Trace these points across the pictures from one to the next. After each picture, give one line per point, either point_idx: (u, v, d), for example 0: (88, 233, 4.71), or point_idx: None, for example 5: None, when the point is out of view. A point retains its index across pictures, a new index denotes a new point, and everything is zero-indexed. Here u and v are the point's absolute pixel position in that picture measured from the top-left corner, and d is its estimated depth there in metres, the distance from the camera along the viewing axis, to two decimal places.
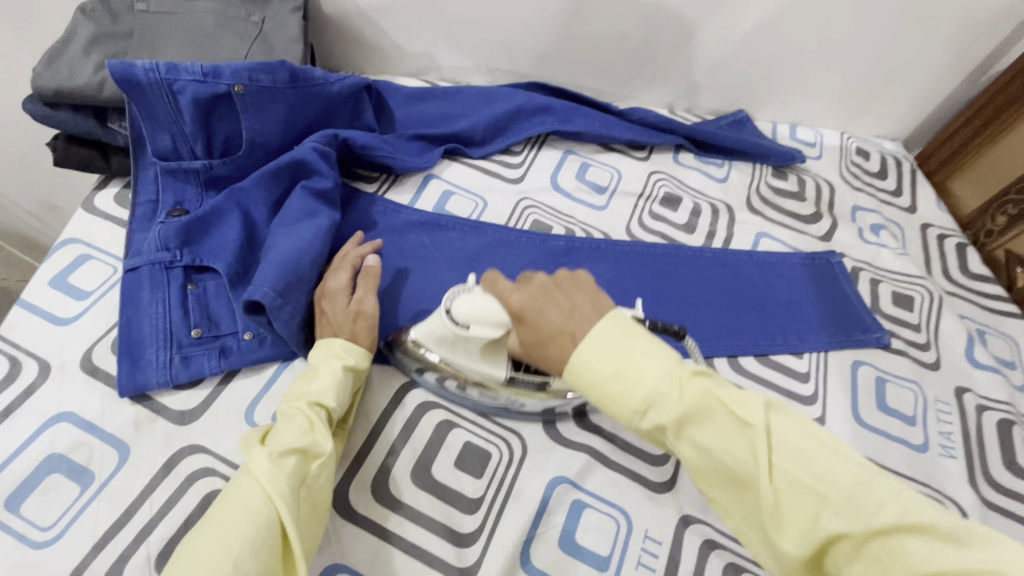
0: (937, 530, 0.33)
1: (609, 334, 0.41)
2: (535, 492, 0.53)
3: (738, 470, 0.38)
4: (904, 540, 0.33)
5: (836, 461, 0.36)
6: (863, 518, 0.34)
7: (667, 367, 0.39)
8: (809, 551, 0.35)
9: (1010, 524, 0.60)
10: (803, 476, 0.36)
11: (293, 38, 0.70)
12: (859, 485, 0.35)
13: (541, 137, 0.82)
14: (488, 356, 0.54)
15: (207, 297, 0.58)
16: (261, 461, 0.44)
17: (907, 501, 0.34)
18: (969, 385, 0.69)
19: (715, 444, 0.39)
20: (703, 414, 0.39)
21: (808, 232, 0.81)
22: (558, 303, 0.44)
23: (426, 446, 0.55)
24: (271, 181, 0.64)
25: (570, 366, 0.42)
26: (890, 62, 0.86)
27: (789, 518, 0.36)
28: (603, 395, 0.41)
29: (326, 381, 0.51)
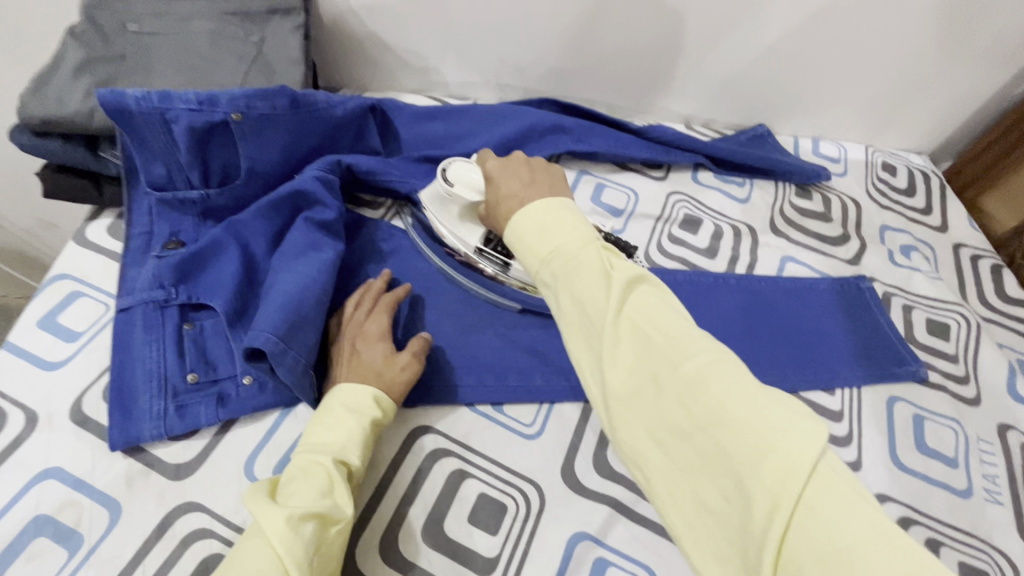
0: (744, 383, 0.34)
1: (549, 196, 0.43)
2: (555, 551, 0.50)
3: (588, 313, 0.37)
4: (713, 386, 0.34)
5: (679, 321, 0.37)
6: (683, 365, 0.35)
7: (581, 232, 0.41)
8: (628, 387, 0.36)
9: None
10: (647, 326, 0.36)
11: (295, 60, 0.66)
12: (691, 340, 0.36)
13: (554, 157, 0.78)
14: (467, 221, 0.63)
15: (204, 338, 0.55)
16: (279, 524, 0.40)
17: (728, 360, 0.35)
18: (1012, 422, 0.65)
19: (581, 291, 0.38)
20: (580, 264, 0.39)
21: (835, 255, 0.77)
22: (520, 174, 0.48)
23: (437, 499, 0.52)
24: (271, 212, 0.60)
25: (509, 221, 0.44)
26: (920, 73, 0.82)
27: (620, 358, 0.36)
28: (519, 246, 0.42)
29: (351, 435, 0.48)
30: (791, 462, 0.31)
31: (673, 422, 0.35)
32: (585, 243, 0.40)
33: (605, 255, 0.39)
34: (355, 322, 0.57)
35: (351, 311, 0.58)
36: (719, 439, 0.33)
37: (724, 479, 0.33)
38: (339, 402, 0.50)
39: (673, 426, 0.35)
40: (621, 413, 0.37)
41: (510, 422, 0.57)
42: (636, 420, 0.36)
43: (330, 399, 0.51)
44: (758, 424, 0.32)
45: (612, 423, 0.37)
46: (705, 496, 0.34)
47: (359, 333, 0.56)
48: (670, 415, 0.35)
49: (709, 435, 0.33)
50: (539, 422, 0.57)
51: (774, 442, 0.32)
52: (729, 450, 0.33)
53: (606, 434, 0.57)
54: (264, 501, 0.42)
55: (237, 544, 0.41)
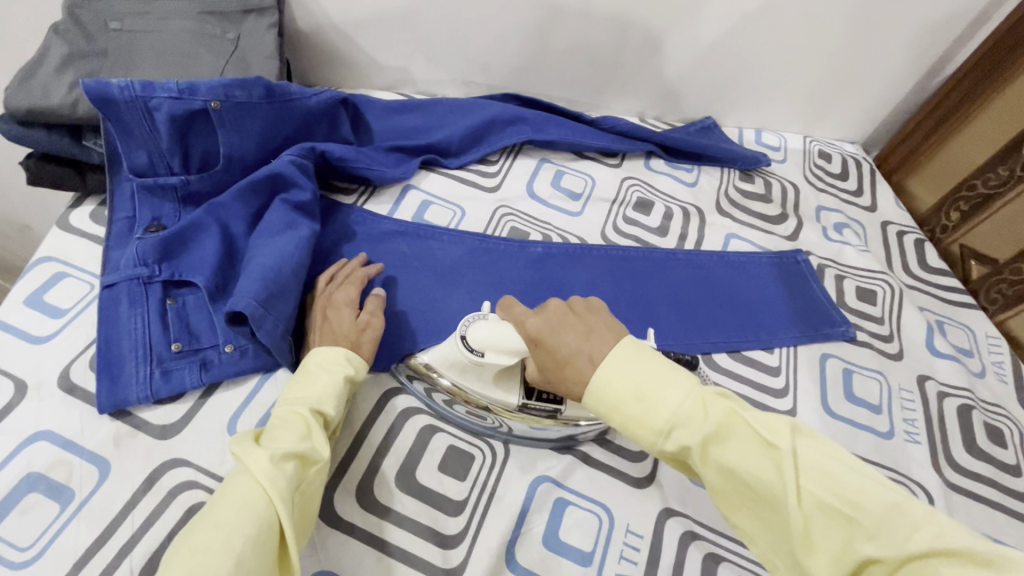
0: (967, 552, 0.33)
1: (620, 351, 0.44)
2: (519, 492, 0.55)
3: (765, 492, 0.39)
4: (937, 566, 0.34)
5: (866, 485, 0.37)
6: (897, 544, 0.35)
7: (692, 389, 0.42)
8: (842, 573, 0.37)
9: (973, 505, 0.63)
10: (838, 502, 0.37)
11: (269, 55, 0.71)
12: (887, 507, 0.36)
13: (517, 146, 0.85)
14: (502, 379, 0.55)
15: (187, 311, 0.58)
16: (264, 462, 0.44)
17: (946, 527, 0.35)
18: (930, 373, 0.72)
19: (742, 465, 0.40)
20: (734, 438, 0.40)
21: (775, 233, 0.85)
22: (575, 325, 0.47)
23: (409, 451, 0.56)
24: (249, 196, 0.64)
25: (592, 387, 0.43)
26: (847, 68, 0.90)
27: (821, 546, 0.37)
28: (628, 418, 0.42)
29: (328, 389, 0.52)
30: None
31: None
32: (709, 411, 0.41)
33: (753, 422, 0.40)
34: (323, 294, 0.61)
35: (320, 283, 0.63)
36: None
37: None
38: (308, 362, 0.54)
39: None
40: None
41: None
42: None
43: (304, 359, 0.55)
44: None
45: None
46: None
47: (327, 305, 0.60)
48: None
49: None
50: None
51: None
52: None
53: None
54: (247, 445, 0.46)
55: (223, 484, 0.45)
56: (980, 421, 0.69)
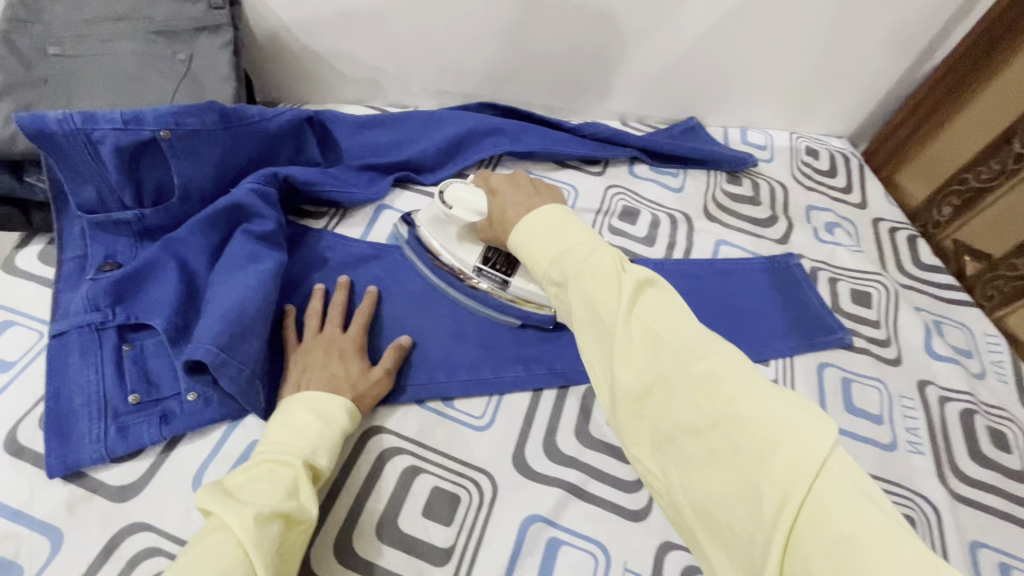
0: (756, 382, 0.34)
1: (556, 208, 0.50)
2: (508, 535, 0.51)
3: (603, 313, 0.40)
4: (725, 388, 0.34)
5: (691, 326, 0.38)
6: (694, 363, 0.36)
7: (588, 241, 0.45)
8: (639, 384, 0.37)
9: (981, 517, 0.60)
10: (657, 327, 0.38)
11: (225, 75, 0.67)
12: (703, 342, 0.37)
13: (494, 158, 0.81)
14: (465, 242, 0.66)
15: (146, 358, 0.54)
16: (249, 522, 0.39)
17: (744, 364, 0.35)
18: (931, 378, 0.70)
19: (592, 291, 0.41)
20: (595, 270, 0.42)
21: (765, 236, 0.82)
22: (528, 188, 0.56)
23: (391, 497, 0.52)
24: (208, 228, 0.60)
25: (516, 228, 0.51)
26: (831, 62, 0.87)
27: (631, 357, 0.38)
28: (532, 250, 0.48)
29: (323, 439, 0.49)
30: (799, 457, 0.31)
31: (679, 417, 0.35)
32: (595, 248, 0.44)
33: (620, 263, 0.42)
34: (325, 338, 0.58)
35: (317, 327, 0.59)
36: (731, 437, 0.33)
37: (731, 476, 0.33)
38: (306, 407, 0.50)
39: (682, 426, 0.35)
40: (635, 411, 0.38)
41: (462, 417, 0.58)
42: (649, 421, 0.37)
43: (300, 405, 0.51)
44: (765, 422, 0.32)
45: (625, 422, 0.39)
46: (709, 495, 0.34)
47: (335, 347, 0.57)
48: (681, 414, 0.35)
49: (720, 433, 0.33)
50: (489, 414, 0.59)
51: (785, 438, 0.31)
52: (737, 444, 0.33)
53: (555, 421, 0.59)
54: (226, 501, 0.41)
55: (188, 543, 0.38)
56: (984, 426, 0.66)
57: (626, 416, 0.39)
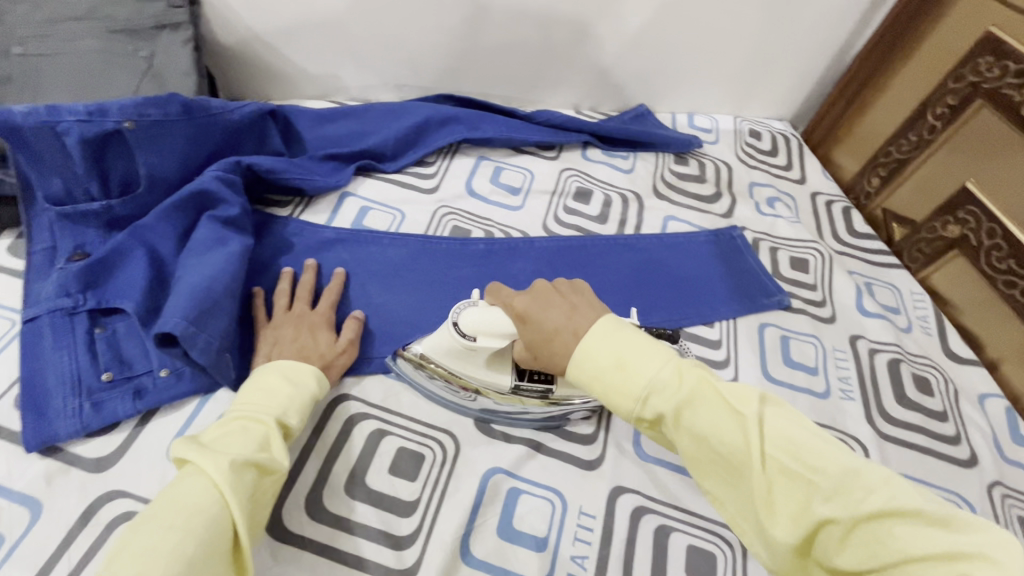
0: (922, 512, 0.35)
1: (603, 321, 0.47)
2: (470, 486, 0.55)
3: (732, 456, 0.41)
4: (893, 526, 0.36)
5: (831, 454, 0.39)
6: (853, 504, 0.37)
7: (673, 362, 0.44)
8: (798, 535, 0.38)
9: (906, 452, 0.66)
10: (798, 466, 0.39)
11: (186, 70, 0.70)
12: (845, 471, 0.38)
13: (452, 146, 0.85)
14: (494, 365, 0.59)
15: (118, 339, 0.57)
16: (222, 468, 0.42)
17: (900, 489, 0.37)
18: (861, 332, 0.76)
19: (711, 430, 0.42)
20: (704, 405, 0.43)
21: (711, 212, 0.87)
22: (561, 305, 0.50)
23: (359, 458, 0.56)
24: (175, 215, 0.63)
25: (575, 357, 0.46)
26: (766, 49, 0.94)
27: (781, 508, 0.39)
28: (608, 385, 0.45)
29: (293, 400, 0.52)
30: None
31: (854, 563, 0.37)
32: (684, 379, 0.44)
33: (724, 392, 0.43)
34: (294, 316, 0.61)
35: (285, 306, 0.62)
36: None
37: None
38: (278, 371, 0.54)
39: (854, 570, 0.37)
40: (796, 557, 0.39)
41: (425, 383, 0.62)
42: (815, 562, 0.39)
43: (270, 373, 0.54)
44: (952, 560, 0.34)
45: (791, 569, 0.40)
46: None
47: (305, 322, 0.61)
48: (851, 558, 0.37)
49: (901, 575, 0.35)
50: None
51: (978, 571, 0.33)
52: None
53: None
54: (201, 449, 0.44)
55: (169, 487, 0.42)
56: (909, 373, 0.72)
57: (791, 563, 0.40)
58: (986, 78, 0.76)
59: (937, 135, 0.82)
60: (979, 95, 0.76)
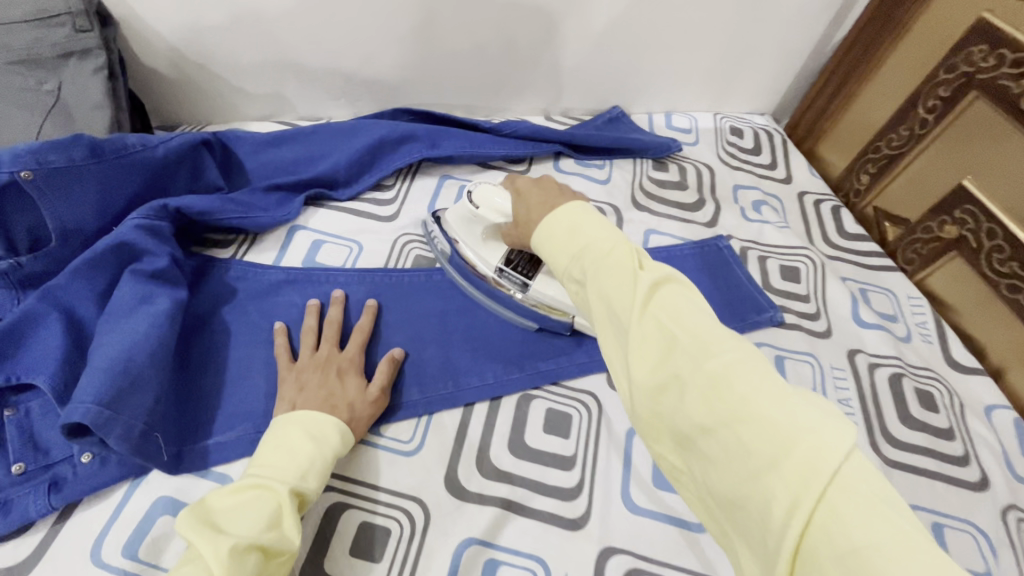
0: (770, 380, 0.32)
1: (579, 203, 0.44)
2: (442, 563, 0.49)
3: (615, 303, 0.37)
4: (738, 385, 0.32)
5: (710, 325, 0.35)
6: (706, 362, 0.33)
7: (612, 234, 0.41)
8: (651, 383, 0.35)
9: (914, 479, 0.61)
10: (671, 323, 0.35)
11: (98, 103, 0.62)
12: (716, 337, 0.35)
13: (412, 166, 0.78)
14: (490, 243, 0.66)
15: (31, 422, 0.50)
16: (223, 556, 0.38)
17: (758, 362, 0.33)
18: (860, 346, 0.71)
19: (608, 283, 0.38)
20: (610, 261, 0.39)
21: (694, 220, 0.82)
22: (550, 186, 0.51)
23: (317, 537, 0.50)
24: (92, 272, 0.55)
25: (538, 228, 0.45)
26: (744, 43, 0.88)
27: (644, 354, 0.35)
28: (553, 244, 0.44)
29: (309, 464, 0.47)
30: (814, 459, 0.29)
31: (689, 414, 0.33)
32: (614, 242, 0.40)
33: (635, 254, 0.39)
34: (318, 359, 0.57)
35: (311, 348, 0.58)
36: (741, 436, 0.31)
37: (744, 478, 0.31)
38: (300, 427, 0.49)
39: (693, 425, 0.33)
40: (645, 410, 0.36)
41: (388, 443, 0.56)
42: (660, 418, 0.35)
43: (293, 422, 0.49)
44: (781, 427, 0.30)
45: (640, 421, 0.37)
46: (724, 494, 0.32)
47: (332, 366, 0.56)
48: (693, 414, 0.33)
49: (730, 432, 0.32)
50: (418, 437, 0.57)
51: (800, 439, 0.30)
52: (749, 446, 0.31)
53: (487, 436, 0.58)
54: (204, 530, 0.39)
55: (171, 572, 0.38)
56: (912, 388, 0.68)
57: (639, 414, 0.36)
58: (980, 68, 0.70)
59: (929, 130, 0.76)
60: (973, 86, 0.71)
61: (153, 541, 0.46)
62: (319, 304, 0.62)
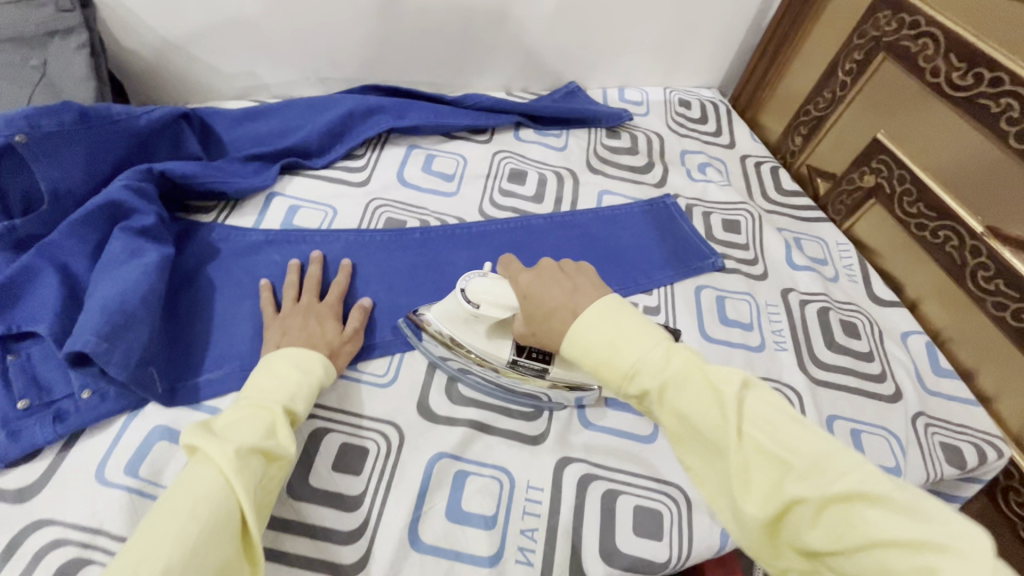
0: (895, 498, 0.34)
1: (600, 301, 0.46)
2: (416, 473, 0.55)
3: (709, 433, 0.40)
4: (863, 511, 0.34)
5: (810, 440, 0.38)
6: (826, 485, 0.35)
7: (663, 342, 0.44)
8: (771, 513, 0.37)
9: (837, 395, 0.69)
10: (775, 447, 0.38)
11: (82, 77, 0.66)
12: (821, 454, 0.37)
13: (381, 137, 0.84)
14: (495, 336, 0.61)
15: (33, 364, 0.54)
16: (230, 454, 0.41)
17: (873, 476, 0.35)
18: (793, 285, 0.79)
19: (690, 408, 0.41)
20: (686, 381, 0.41)
21: (644, 182, 0.89)
22: (562, 283, 0.51)
23: (302, 457, 0.55)
24: (84, 230, 0.60)
25: (568, 333, 0.46)
26: (687, 19, 0.95)
27: (756, 484, 0.38)
28: (593, 357, 0.45)
29: (295, 387, 0.51)
30: None
31: (817, 543, 0.36)
32: (676, 355, 0.43)
33: (707, 370, 0.42)
34: (300, 307, 0.62)
35: (293, 299, 0.63)
36: (882, 561, 0.33)
37: None
38: (288, 360, 0.53)
39: (822, 552, 0.36)
40: (766, 535, 0.38)
41: (366, 377, 0.62)
42: (785, 542, 0.38)
43: (277, 357, 0.54)
44: (922, 552, 0.32)
45: (762, 546, 0.39)
46: None
47: (313, 312, 0.61)
48: (818, 540, 0.36)
49: (868, 557, 0.34)
50: (392, 371, 0.63)
51: (944, 564, 0.31)
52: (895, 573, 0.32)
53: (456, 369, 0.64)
54: (209, 435, 0.43)
55: (179, 475, 0.41)
56: (837, 319, 0.76)
57: (761, 541, 0.39)
58: (886, 32, 0.78)
59: (849, 91, 0.84)
60: (881, 48, 0.79)
61: (152, 462, 0.51)
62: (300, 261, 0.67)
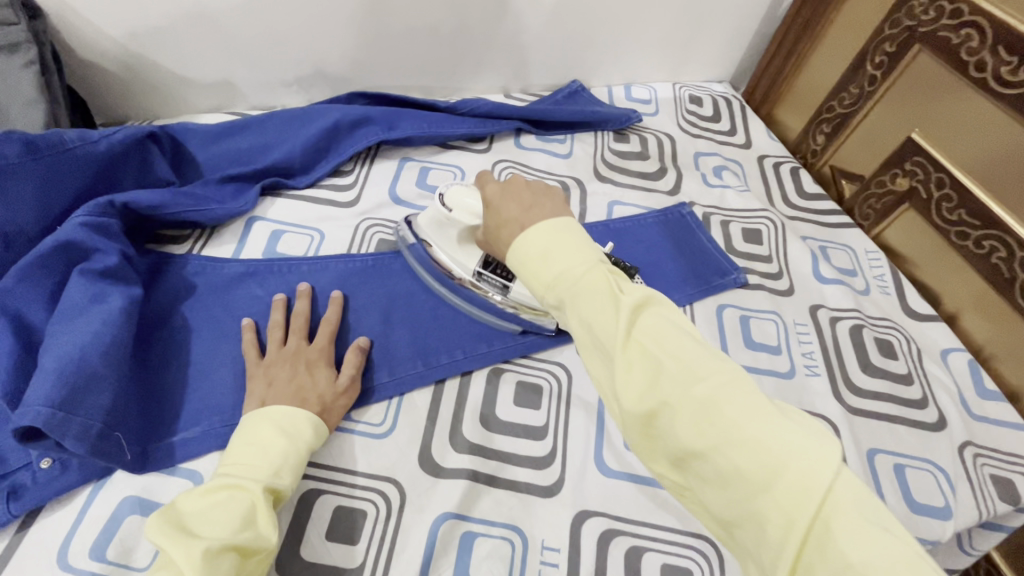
0: (755, 402, 0.33)
1: (557, 220, 0.41)
2: (419, 539, 0.50)
3: (602, 336, 0.36)
4: (725, 408, 0.33)
5: (693, 347, 0.35)
6: (697, 388, 0.33)
7: (588, 256, 0.39)
8: (642, 411, 0.34)
9: (876, 425, 0.63)
10: (656, 349, 0.35)
11: (30, 98, 0.59)
12: (701, 361, 0.35)
13: (371, 150, 0.77)
14: (465, 245, 0.65)
15: None
16: (196, 559, 0.37)
17: (740, 383, 0.34)
18: (821, 301, 0.73)
19: (589, 312, 0.36)
20: (589, 287, 0.37)
21: (657, 189, 0.82)
22: (523, 198, 0.45)
23: (292, 524, 0.49)
24: (37, 274, 0.53)
25: (512, 244, 0.41)
26: (697, 9, 0.88)
27: (633, 382, 0.35)
28: (525, 270, 0.40)
29: (280, 460, 0.46)
30: (805, 481, 0.30)
31: (682, 441, 0.33)
32: (594, 265, 0.38)
33: (612, 278, 0.38)
34: (286, 351, 0.56)
35: (278, 343, 0.57)
36: (732, 459, 0.32)
37: (740, 502, 0.32)
38: (273, 423, 0.48)
39: (686, 450, 0.33)
40: (641, 435, 0.36)
41: (361, 427, 0.56)
42: (655, 442, 0.35)
43: (261, 420, 0.48)
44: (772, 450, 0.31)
45: (637, 444, 0.36)
46: (720, 509, 0.33)
47: (302, 359, 0.55)
48: (686, 438, 0.33)
49: (721, 456, 0.32)
50: (390, 419, 0.57)
51: (788, 459, 0.30)
52: (742, 469, 0.31)
53: (460, 412, 0.58)
54: (177, 534, 0.39)
55: None
56: (872, 338, 0.70)
57: (637, 438, 0.36)
58: (921, 22, 0.71)
59: (878, 87, 0.77)
60: (916, 39, 0.72)
61: (121, 542, 0.46)
62: (286, 298, 0.61)
